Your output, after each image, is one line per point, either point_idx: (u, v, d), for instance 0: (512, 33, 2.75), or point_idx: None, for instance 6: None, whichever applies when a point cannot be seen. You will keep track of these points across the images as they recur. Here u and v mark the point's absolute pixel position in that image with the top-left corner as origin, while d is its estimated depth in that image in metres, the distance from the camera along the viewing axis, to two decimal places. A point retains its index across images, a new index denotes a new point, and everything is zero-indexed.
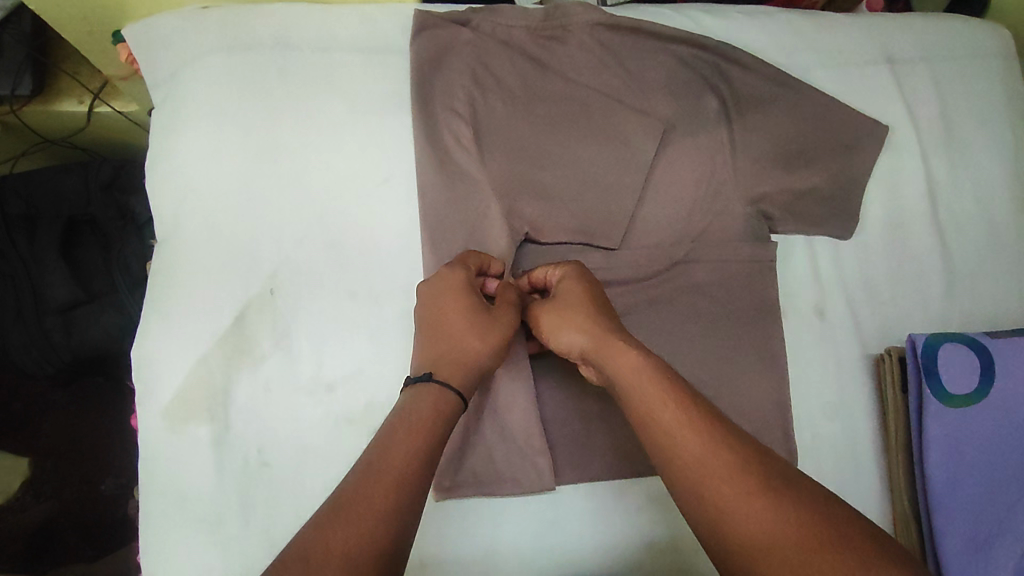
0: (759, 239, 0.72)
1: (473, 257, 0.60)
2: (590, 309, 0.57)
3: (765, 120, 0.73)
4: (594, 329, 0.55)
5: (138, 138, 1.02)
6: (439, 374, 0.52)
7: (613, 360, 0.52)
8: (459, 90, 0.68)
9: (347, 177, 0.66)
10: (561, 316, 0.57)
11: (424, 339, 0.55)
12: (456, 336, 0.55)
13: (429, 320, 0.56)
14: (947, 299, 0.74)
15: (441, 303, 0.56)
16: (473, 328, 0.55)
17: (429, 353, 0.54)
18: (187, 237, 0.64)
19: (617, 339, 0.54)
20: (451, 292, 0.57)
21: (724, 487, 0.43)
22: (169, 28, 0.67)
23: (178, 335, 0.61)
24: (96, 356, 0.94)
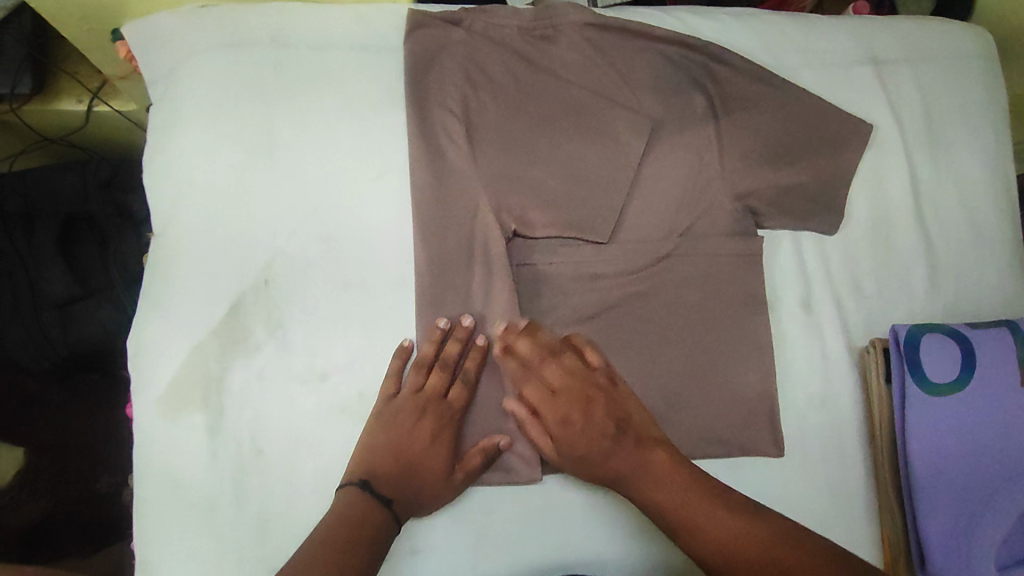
0: (745, 234, 0.73)
1: (466, 389, 0.65)
2: (600, 429, 0.62)
3: (753, 117, 0.74)
4: (609, 452, 0.61)
5: (136, 137, 1.04)
6: (397, 505, 0.59)
7: (640, 483, 0.59)
8: (451, 87, 0.69)
9: (340, 172, 0.68)
10: (563, 424, 0.62)
11: (391, 457, 0.61)
12: (406, 461, 0.61)
13: (404, 441, 0.61)
14: (931, 293, 0.76)
15: (422, 435, 0.62)
16: (420, 452, 0.62)
17: (391, 474, 0.60)
18: (183, 230, 0.65)
19: (633, 453, 0.60)
20: (434, 428, 0.63)
21: (728, 534, 0.53)
22: (167, 27, 0.69)
23: (173, 325, 0.63)
24: (94, 352, 0.95)
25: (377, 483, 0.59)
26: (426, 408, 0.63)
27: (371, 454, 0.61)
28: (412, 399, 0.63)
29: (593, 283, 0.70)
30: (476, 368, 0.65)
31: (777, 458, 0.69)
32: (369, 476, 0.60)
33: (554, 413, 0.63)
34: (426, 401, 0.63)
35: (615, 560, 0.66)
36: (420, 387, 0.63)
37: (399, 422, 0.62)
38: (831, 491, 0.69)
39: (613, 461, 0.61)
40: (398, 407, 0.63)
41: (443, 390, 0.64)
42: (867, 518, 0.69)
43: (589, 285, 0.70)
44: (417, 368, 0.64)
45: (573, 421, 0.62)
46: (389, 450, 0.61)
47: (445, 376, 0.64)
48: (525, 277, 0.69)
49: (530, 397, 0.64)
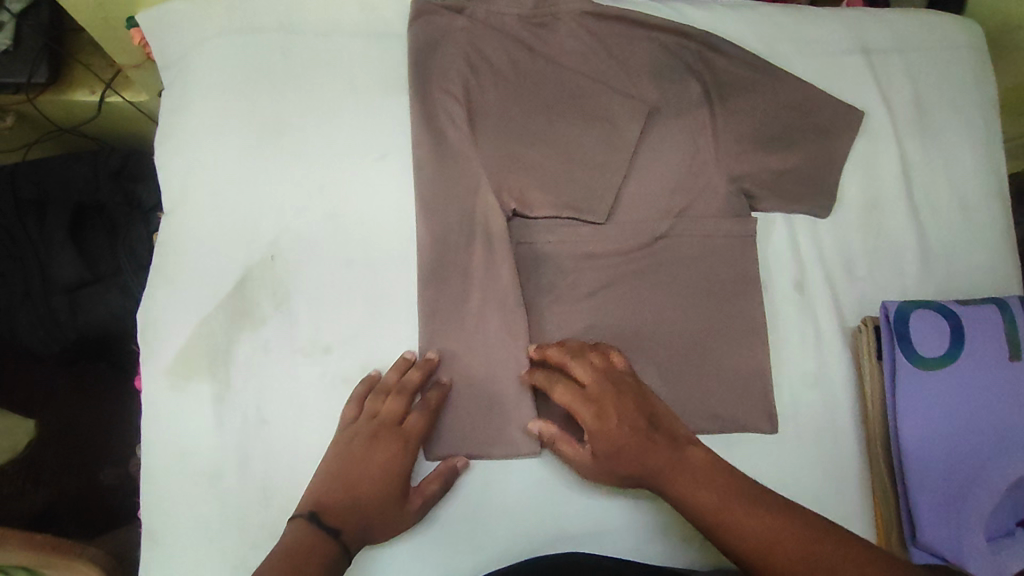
0: (740, 215, 0.75)
1: (423, 418, 0.63)
2: (635, 426, 0.60)
3: (746, 103, 0.77)
4: (645, 451, 0.60)
5: (146, 129, 1.06)
6: (347, 534, 0.57)
7: (682, 483, 0.58)
8: (453, 72, 0.71)
9: (345, 153, 0.70)
10: (615, 426, 0.60)
11: (342, 485, 0.59)
12: (360, 491, 0.59)
13: (356, 467, 0.60)
14: (922, 275, 0.77)
15: (373, 462, 0.60)
16: (375, 484, 0.60)
17: (341, 500, 0.58)
18: (192, 207, 0.67)
19: (668, 453, 0.60)
20: (388, 454, 0.61)
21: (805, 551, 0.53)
22: (180, 14, 0.72)
23: (182, 298, 0.64)
24: (101, 336, 0.97)
25: (327, 510, 0.58)
26: (380, 433, 0.61)
27: (326, 481, 0.60)
28: (367, 424, 0.62)
29: (591, 262, 0.72)
30: (437, 398, 0.64)
31: (771, 434, 0.70)
32: (320, 503, 0.58)
33: (600, 414, 0.61)
34: (379, 426, 0.61)
35: (610, 532, 0.68)
36: (376, 413, 0.62)
37: (353, 448, 0.61)
38: (826, 468, 0.70)
39: (654, 461, 0.59)
40: (353, 432, 0.62)
41: (399, 416, 0.62)
42: (862, 496, 0.70)
43: (586, 264, 0.72)
44: (375, 394, 0.63)
45: (622, 423, 0.60)
46: (341, 477, 0.59)
47: (401, 402, 0.62)
48: (524, 255, 0.71)
49: (564, 397, 0.62)
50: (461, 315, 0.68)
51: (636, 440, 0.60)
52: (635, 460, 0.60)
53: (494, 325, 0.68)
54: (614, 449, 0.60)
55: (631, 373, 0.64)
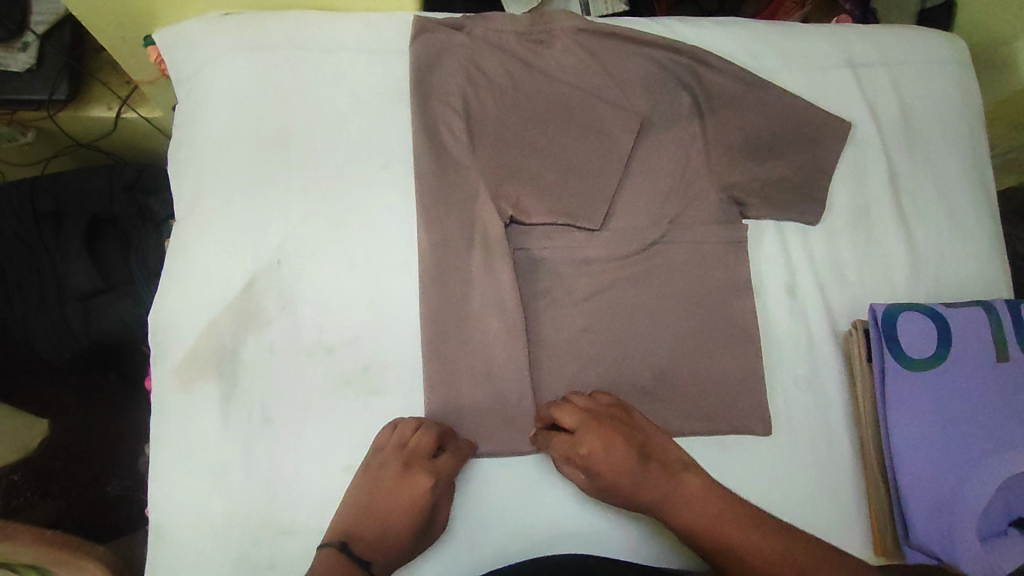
0: (730, 222, 0.77)
1: (453, 462, 0.64)
2: (630, 463, 0.63)
3: (735, 115, 0.80)
4: (642, 483, 0.63)
5: (160, 144, 1.11)
6: (377, 566, 0.60)
7: (680, 510, 0.62)
8: (454, 86, 0.75)
9: (350, 164, 0.73)
10: (614, 473, 0.63)
11: (371, 517, 0.62)
12: (382, 524, 0.62)
13: (385, 499, 0.62)
14: (911, 281, 0.79)
15: (402, 495, 0.62)
16: (400, 520, 0.62)
17: (370, 531, 0.62)
18: (202, 215, 0.70)
19: (665, 482, 0.63)
20: (419, 490, 0.62)
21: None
22: (195, 33, 0.76)
23: (192, 300, 0.67)
24: (112, 344, 0.99)
25: (358, 542, 0.61)
26: (411, 467, 0.62)
27: (354, 510, 0.63)
28: (398, 454, 0.63)
29: (587, 267, 0.74)
30: (465, 444, 0.66)
31: (765, 436, 0.71)
32: (349, 534, 0.61)
33: (599, 465, 0.63)
34: (409, 456, 0.62)
35: (606, 534, 0.69)
36: (406, 443, 0.63)
37: (383, 480, 0.63)
38: (819, 469, 0.71)
39: (650, 490, 0.63)
40: (383, 461, 0.63)
41: (429, 450, 0.63)
42: (856, 498, 0.71)
43: (583, 270, 0.74)
44: (407, 425, 0.64)
45: (622, 469, 0.63)
46: (370, 509, 0.62)
47: (432, 439, 0.63)
48: (522, 260, 0.73)
49: (558, 443, 0.65)
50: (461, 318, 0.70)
51: (635, 482, 0.63)
52: (630, 493, 0.63)
53: (493, 327, 0.70)
54: (613, 486, 0.64)
55: (620, 407, 0.66)
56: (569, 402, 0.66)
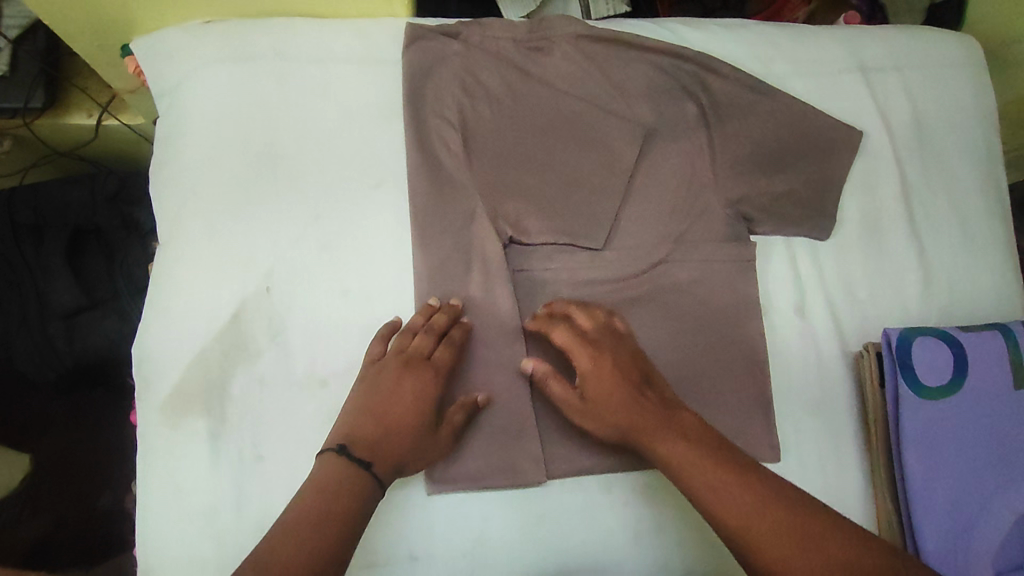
0: (740, 239, 0.74)
1: (448, 351, 0.64)
2: (626, 382, 0.61)
3: (742, 125, 0.76)
4: (632, 408, 0.60)
5: (144, 151, 1.06)
6: (376, 467, 0.56)
7: (655, 445, 0.59)
8: (448, 97, 0.71)
9: (339, 182, 0.69)
10: (609, 389, 0.61)
11: (372, 416, 0.59)
12: (383, 424, 0.59)
13: (386, 401, 0.60)
14: (923, 298, 0.76)
15: (405, 392, 0.60)
16: (404, 418, 0.59)
17: (371, 434, 0.58)
18: (186, 238, 0.67)
19: (658, 412, 0.60)
20: (418, 386, 0.61)
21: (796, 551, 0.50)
22: (175, 42, 0.72)
23: (177, 331, 0.64)
24: (97, 363, 0.97)
25: (358, 442, 0.57)
26: (411, 365, 0.62)
27: (352, 417, 0.59)
28: (395, 359, 0.62)
29: (589, 288, 0.71)
30: (460, 336, 0.65)
31: (774, 463, 0.69)
32: (349, 437, 0.58)
33: (596, 375, 0.62)
34: (408, 358, 0.62)
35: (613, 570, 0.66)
36: (405, 348, 0.63)
37: (381, 383, 0.61)
38: (829, 498, 0.69)
39: (635, 419, 0.60)
40: (381, 367, 0.62)
41: (428, 349, 0.63)
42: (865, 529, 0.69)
43: (584, 291, 0.71)
44: (403, 333, 0.64)
45: (619, 384, 0.61)
46: (371, 411, 0.59)
47: (429, 340, 0.63)
48: (522, 282, 0.71)
49: (563, 340, 0.64)
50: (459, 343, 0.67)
51: (626, 411, 0.60)
52: (623, 412, 0.60)
53: (493, 354, 0.67)
54: (597, 409, 0.61)
55: (631, 336, 0.66)
56: (586, 307, 0.66)
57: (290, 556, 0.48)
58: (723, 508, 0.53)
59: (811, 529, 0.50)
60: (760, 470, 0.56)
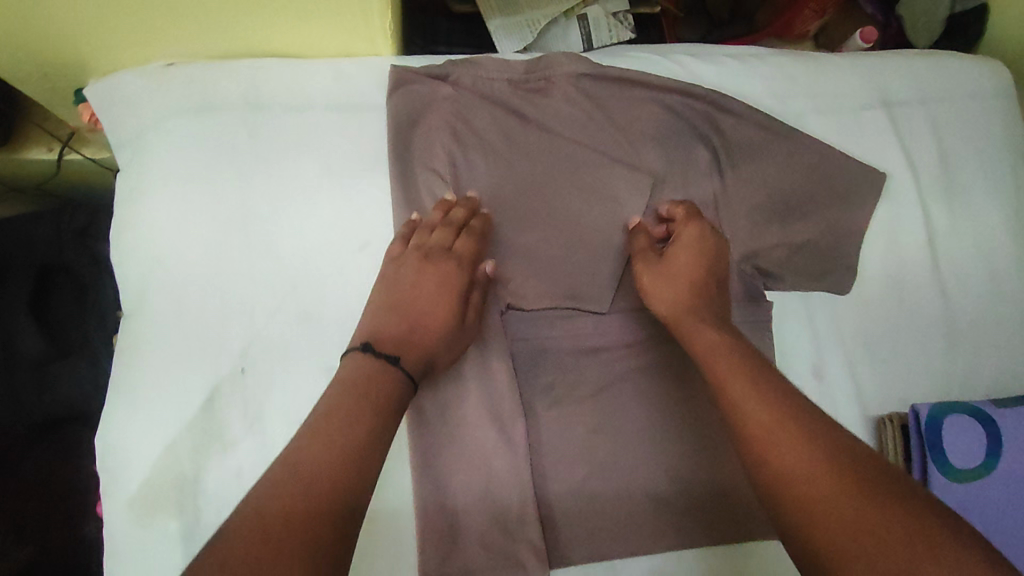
0: (754, 298, 0.69)
1: (470, 241, 0.62)
2: (700, 280, 0.62)
3: (758, 170, 0.70)
4: (700, 304, 0.60)
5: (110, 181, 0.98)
6: (404, 361, 0.56)
7: (696, 335, 0.58)
8: (439, 148, 0.65)
9: (319, 246, 0.63)
10: (680, 279, 0.62)
11: (396, 314, 0.59)
12: (416, 311, 0.59)
13: (411, 291, 0.60)
14: (946, 354, 0.72)
15: (428, 284, 0.60)
16: (433, 304, 0.60)
17: (396, 330, 0.58)
18: (154, 310, 0.62)
19: (710, 310, 0.60)
20: (439, 278, 0.61)
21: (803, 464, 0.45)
22: (133, 89, 0.65)
23: (147, 417, 0.60)
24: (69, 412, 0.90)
25: (382, 340, 0.57)
26: (431, 258, 0.61)
27: (378, 315, 0.59)
28: (416, 253, 0.62)
29: (594, 357, 0.67)
30: (480, 226, 0.64)
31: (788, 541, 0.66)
32: (372, 338, 0.57)
33: (685, 262, 0.62)
34: (427, 252, 0.61)
35: None
36: (423, 244, 0.62)
37: (404, 277, 0.61)
38: None
39: (687, 295, 0.61)
40: (404, 260, 0.61)
41: (448, 242, 0.62)
42: None
43: (588, 360, 0.66)
44: (422, 229, 0.63)
45: (695, 277, 0.61)
46: (395, 308, 0.59)
47: (449, 234, 0.62)
48: (521, 353, 0.66)
49: (641, 239, 0.66)
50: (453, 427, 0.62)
51: (683, 303, 0.60)
52: (683, 282, 0.61)
53: (491, 435, 0.62)
54: (673, 289, 0.61)
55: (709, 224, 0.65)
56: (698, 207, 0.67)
57: (281, 479, 0.44)
58: (735, 410, 0.51)
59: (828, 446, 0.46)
60: (776, 382, 0.51)
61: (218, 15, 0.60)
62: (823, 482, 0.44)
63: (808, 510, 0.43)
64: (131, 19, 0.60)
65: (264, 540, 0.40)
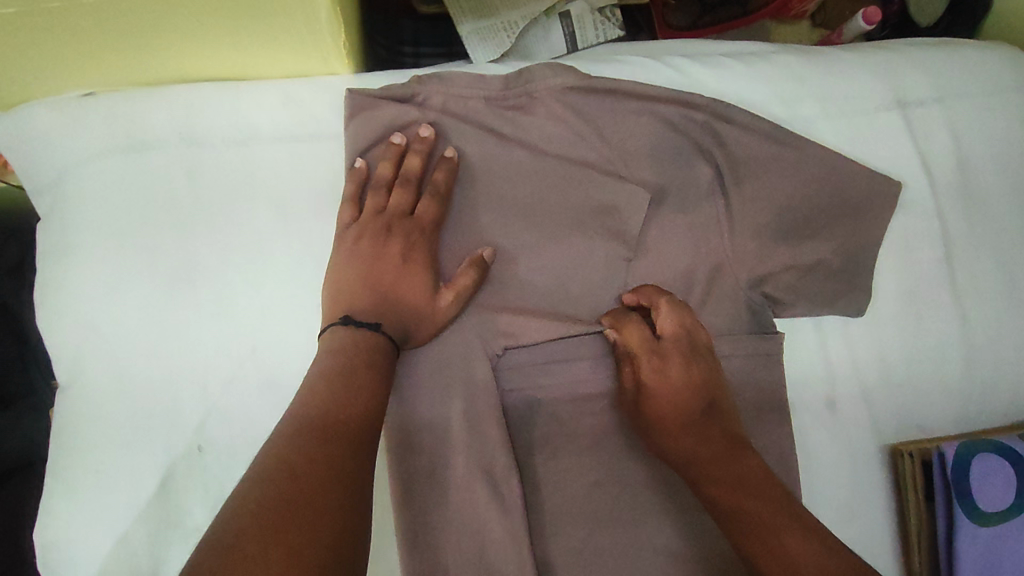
0: (765, 330, 0.63)
1: (434, 201, 0.57)
2: (693, 407, 0.57)
3: (766, 184, 0.63)
4: (693, 441, 0.55)
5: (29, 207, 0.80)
6: (387, 328, 0.53)
7: (705, 474, 0.54)
8: (409, 174, 0.57)
9: (279, 300, 0.56)
10: (670, 421, 0.57)
11: (366, 282, 0.54)
12: (389, 280, 0.55)
13: (373, 262, 0.55)
14: (965, 374, 0.67)
15: (393, 251, 0.56)
16: (403, 274, 0.56)
17: (371, 301, 0.54)
18: (89, 383, 0.54)
19: (707, 430, 0.56)
20: (402, 247, 0.56)
21: (786, 538, 0.48)
22: (43, 124, 0.55)
23: (91, 507, 0.53)
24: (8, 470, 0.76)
25: (361, 311, 0.53)
26: (392, 228, 0.56)
27: (343, 286, 0.55)
28: (374, 222, 0.57)
29: (593, 405, 0.61)
30: (444, 179, 0.58)
31: None
32: (350, 309, 0.54)
33: (661, 396, 0.57)
34: (389, 220, 0.56)
35: None
36: (382, 208, 0.57)
37: (363, 249, 0.55)
38: None
39: (696, 399, 0.57)
40: (360, 233, 0.56)
41: (408, 206, 0.57)
42: None
43: (586, 410, 0.60)
44: (374, 189, 0.57)
45: (684, 421, 0.56)
46: (363, 278, 0.55)
47: (406, 200, 0.57)
48: (516, 408, 0.60)
49: (633, 339, 0.58)
50: (440, 497, 0.56)
51: (687, 446, 0.55)
52: (675, 421, 0.56)
53: (483, 501, 0.56)
54: (667, 429, 0.57)
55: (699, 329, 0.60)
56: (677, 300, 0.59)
57: (280, 449, 0.41)
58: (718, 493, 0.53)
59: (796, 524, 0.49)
60: (751, 462, 0.54)
61: (137, 37, 0.51)
62: (770, 484, 0.52)
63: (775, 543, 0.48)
64: (33, 48, 0.50)
65: (277, 506, 0.38)
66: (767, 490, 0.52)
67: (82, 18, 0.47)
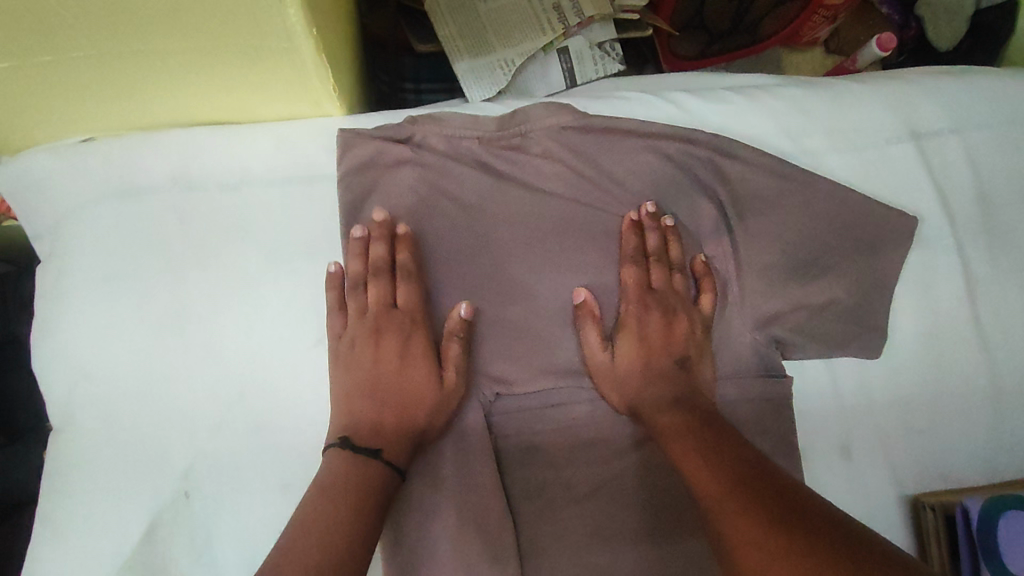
0: (772, 373, 0.61)
1: (413, 288, 0.57)
2: (665, 351, 0.58)
3: (772, 221, 0.60)
4: (663, 383, 0.57)
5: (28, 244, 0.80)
6: (388, 454, 0.51)
7: (656, 412, 0.55)
8: (390, 254, 0.56)
9: (268, 344, 0.55)
10: (634, 366, 0.58)
11: (364, 381, 0.54)
12: (388, 375, 0.55)
13: (367, 374, 0.54)
14: (993, 420, 0.63)
15: (387, 353, 0.55)
16: (404, 371, 0.55)
17: (374, 417, 0.53)
18: (80, 427, 0.54)
19: (676, 387, 0.56)
20: (395, 348, 0.56)
21: (699, 469, 0.48)
22: (42, 170, 0.56)
23: (77, 553, 0.52)
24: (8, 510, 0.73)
25: (361, 429, 0.52)
26: (380, 327, 0.55)
27: (343, 403, 0.53)
28: (362, 325, 0.56)
29: (591, 451, 0.58)
30: (410, 258, 0.56)
31: None
32: (352, 426, 0.52)
33: (632, 340, 0.58)
34: (377, 318, 0.56)
35: None
36: (365, 309, 0.56)
37: (358, 371, 0.54)
38: None
39: (675, 382, 0.57)
40: (350, 343, 0.55)
41: (389, 297, 0.57)
42: None
43: (585, 456, 0.58)
44: (353, 291, 0.56)
45: (643, 359, 0.58)
46: (364, 387, 0.54)
47: (384, 290, 0.56)
48: (510, 453, 0.58)
49: (632, 274, 0.59)
50: (430, 550, 0.54)
51: (645, 398, 0.56)
52: (655, 358, 0.58)
53: (476, 552, 0.53)
54: (620, 378, 0.58)
55: (709, 322, 0.61)
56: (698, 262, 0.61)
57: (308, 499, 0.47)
58: (660, 427, 0.53)
59: (729, 457, 0.48)
60: (708, 412, 0.54)
61: (132, 87, 0.52)
62: (710, 421, 0.52)
63: (697, 485, 0.48)
64: (28, 98, 0.51)
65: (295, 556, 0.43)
66: (708, 427, 0.52)
67: (74, 68, 0.48)
